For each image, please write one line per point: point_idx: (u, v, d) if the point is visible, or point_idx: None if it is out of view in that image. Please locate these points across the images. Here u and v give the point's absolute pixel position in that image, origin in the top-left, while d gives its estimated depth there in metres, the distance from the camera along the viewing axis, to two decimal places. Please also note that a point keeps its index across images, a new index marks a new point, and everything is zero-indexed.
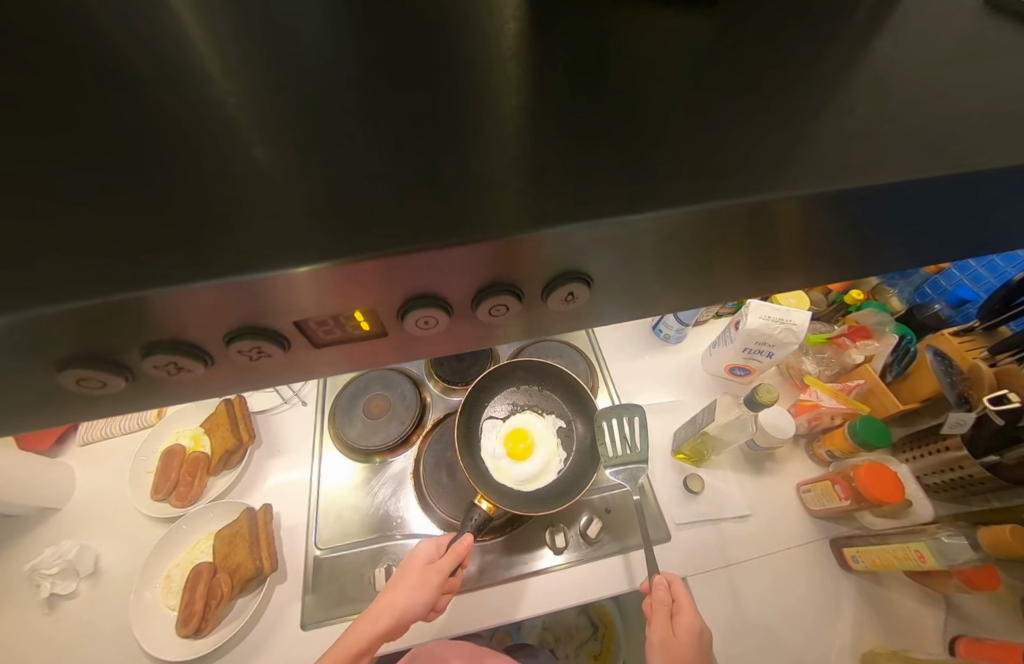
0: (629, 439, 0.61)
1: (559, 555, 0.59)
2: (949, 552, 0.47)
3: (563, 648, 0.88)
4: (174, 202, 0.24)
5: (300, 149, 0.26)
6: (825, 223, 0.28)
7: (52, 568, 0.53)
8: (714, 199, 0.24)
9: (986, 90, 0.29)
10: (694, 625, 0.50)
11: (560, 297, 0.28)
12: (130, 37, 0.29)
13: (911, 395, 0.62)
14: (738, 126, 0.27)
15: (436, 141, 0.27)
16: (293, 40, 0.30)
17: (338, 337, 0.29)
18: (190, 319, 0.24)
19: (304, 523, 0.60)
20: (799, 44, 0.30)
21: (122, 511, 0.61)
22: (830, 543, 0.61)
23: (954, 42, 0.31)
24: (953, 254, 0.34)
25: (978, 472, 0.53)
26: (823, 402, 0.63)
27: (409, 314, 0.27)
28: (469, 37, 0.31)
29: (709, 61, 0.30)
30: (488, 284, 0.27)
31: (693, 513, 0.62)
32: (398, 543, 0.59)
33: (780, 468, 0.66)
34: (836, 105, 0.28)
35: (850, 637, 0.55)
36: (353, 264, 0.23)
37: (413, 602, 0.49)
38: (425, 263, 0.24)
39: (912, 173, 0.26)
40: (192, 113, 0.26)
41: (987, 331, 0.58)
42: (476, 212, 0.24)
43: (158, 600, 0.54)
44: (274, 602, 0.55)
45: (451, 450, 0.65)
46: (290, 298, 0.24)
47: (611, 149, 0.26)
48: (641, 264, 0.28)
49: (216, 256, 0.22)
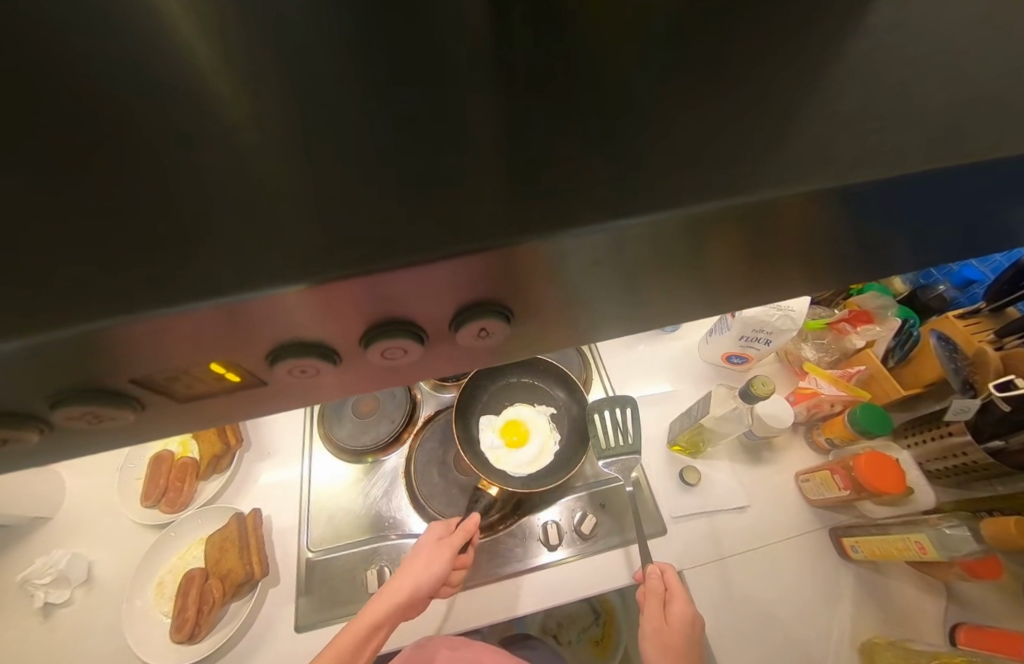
0: (624, 429, 0.60)
1: (556, 551, 0.58)
2: (949, 543, 0.46)
3: (565, 634, 0.88)
4: (118, 217, 0.21)
5: (258, 153, 0.23)
6: (831, 220, 0.25)
7: (46, 577, 0.54)
8: (713, 202, 0.22)
9: (999, 64, 0.26)
10: (687, 614, 0.49)
11: (471, 332, 0.26)
12: (64, 23, 0.26)
13: (914, 379, 0.60)
14: (741, 114, 0.24)
15: (408, 142, 0.24)
16: (235, 24, 0.27)
17: (201, 391, 0.26)
18: (151, 351, 0.22)
19: (294, 526, 0.60)
20: (792, 16, 0.28)
21: (114, 518, 0.60)
22: (830, 532, 0.60)
23: (977, 10, 0.28)
24: (968, 245, 0.31)
25: (982, 459, 0.52)
26: (822, 389, 0.62)
27: (278, 362, 0.25)
28: (444, 23, 0.28)
29: (707, 40, 0.27)
30: (372, 323, 0.24)
31: (690, 505, 0.61)
32: (393, 543, 0.58)
33: (778, 458, 0.65)
34: (850, 86, 0.25)
35: (848, 627, 0.55)
36: (344, 280, 0.21)
37: (426, 577, 0.49)
38: (414, 279, 0.22)
39: (934, 166, 0.23)
40: (137, 114, 0.24)
41: (993, 314, 0.56)
42: (458, 223, 0.22)
43: (151, 606, 0.54)
44: (267, 606, 0.55)
45: (443, 448, 0.65)
46: (243, 327, 0.22)
47: (599, 145, 0.24)
48: (629, 273, 0.25)
49: (171, 281, 0.20)
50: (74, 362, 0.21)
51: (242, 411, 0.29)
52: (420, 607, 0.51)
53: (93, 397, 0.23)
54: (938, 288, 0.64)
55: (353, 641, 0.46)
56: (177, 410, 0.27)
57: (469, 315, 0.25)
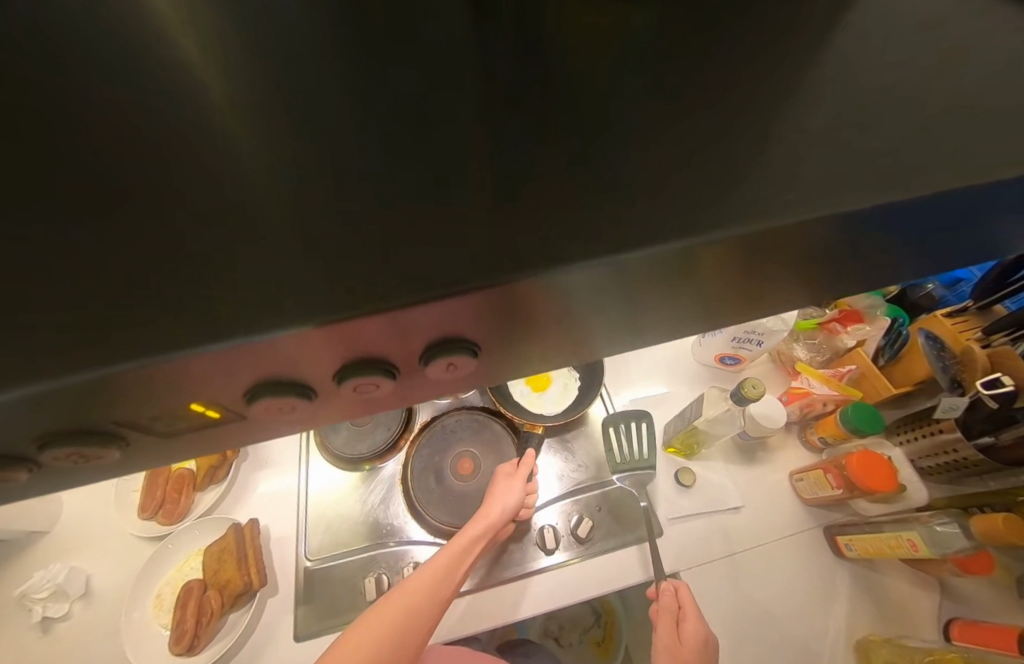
0: (636, 445, 0.62)
1: (555, 555, 0.58)
2: (940, 539, 0.47)
3: (567, 636, 0.88)
4: (111, 250, 0.22)
5: (249, 185, 0.24)
6: (810, 236, 0.26)
7: (43, 592, 0.54)
8: (689, 231, 0.23)
9: (946, 95, 0.28)
10: (699, 634, 0.49)
11: (441, 366, 0.26)
12: (68, 65, 0.27)
13: (905, 378, 0.61)
14: (715, 141, 0.26)
15: (395, 172, 0.25)
16: (225, 58, 0.28)
17: (185, 427, 0.26)
18: (134, 395, 0.22)
19: (293, 535, 0.60)
20: (756, 49, 0.29)
21: (112, 530, 0.60)
22: (825, 531, 0.60)
23: (930, 45, 0.30)
24: (946, 255, 0.32)
25: (972, 455, 0.53)
26: (815, 389, 0.62)
27: (255, 400, 0.25)
28: (432, 58, 0.30)
29: (683, 70, 0.29)
30: (346, 361, 0.24)
31: (686, 506, 0.61)
32: (390, 550, 0.58)
33: (772, 458, 0.66)
34: (806, 117, 0.27)
35: (844, 625, 0.55)
36: (342, 321, 0.21)
37: (506, 503, 0.56)
38: (416, 315, 0.22)
39: (900, 191, 0.25)
40: (134, 150, 0.25)
41: (981, 312, 0.57)
42: (445, 253, 0.23)
43: (150, 619, 0.54)
44: (267, 616, 0.55)
45: (439, 455, 0.64)
46: (236, 369, 0.22)
47: (578, 175, 0.25)
48: (621, 304, 0.27)
49: (164, 318, 0.20)
50: (69, 406, 0.21)
51: (225, 442, 0.29)
52: (502, 533, 0.58)
53: (95, 436, 0.24)
54: (926, 287, 0.64)
55: (450, 558, 0.52)
56: (167, 443, 0.27)
57: (445, 350, 0.25)
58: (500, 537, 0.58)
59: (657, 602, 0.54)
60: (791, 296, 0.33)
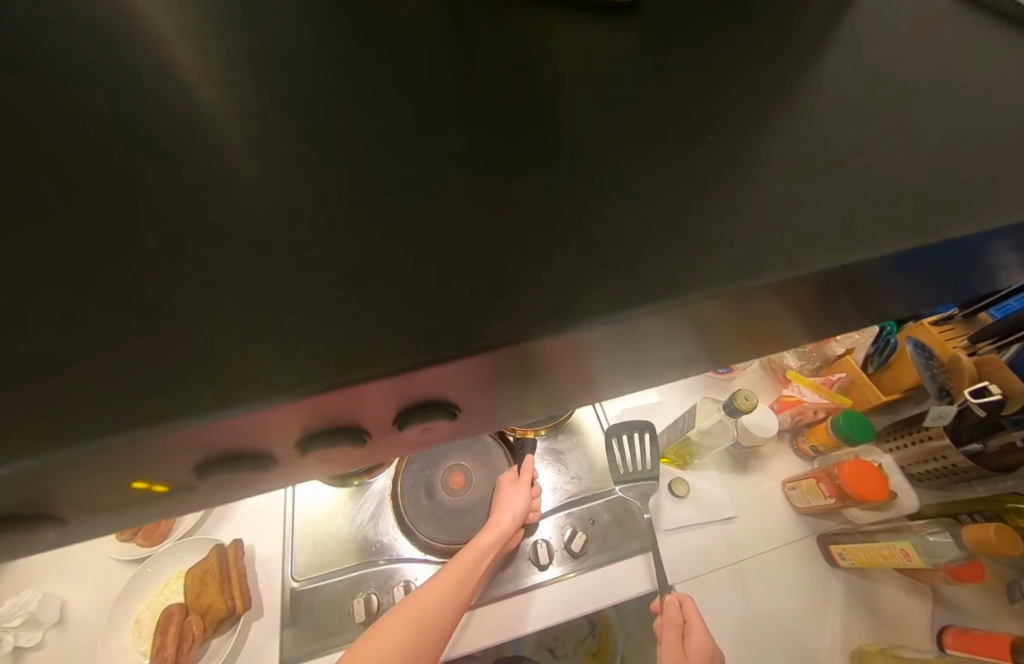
0: (639, 458, 0.61)
1: (549, 569, 0.57)
2: (933, 549, 0.47)
3: (562, 646, 0.87)
4: (82, 290, 0.21)
5: (235, 211, 0.23)
6: (808, 285, 0.25)
7: (14, 620, 0.51)
8: (680, 267, 0.23)
9: (934, 123, 0.28)
10: (705, 646, 0.49)
11: (417, 427, 0.26)
12: (36, 86, 0.26)
13: (895, 385, 0.60)
14: (703, 172, 0.26)
15: (383, 201, 0.24)
16: (214, 73, 0.28)
17: (125, 500, 0.25)
18: (75, 481, 0.21)
19: (280, 555, 0.58)
20: (744, 76, 0.30)
21: (89, 553, 0.58)
22: (818, 539, 0.60)
23: (909, 73, 0.30)
24: (937, 283, 0.32)
25: (961, 462, 0.53)
26: (805, 397, 0.63)
27: (209, 474, 0.24)
28: (419, 83, 0.29)
29: (671, 97, 0.29)
30: (309, 434, 0.24)
31: (681, 517, 0.61)
32: (381, 569, 0.57)
33: (764, 466, 0.66)
34: (796, 143, 0.27)
35: (839, 635, 0.55)
36: (330, 392, 0.20)
37: (515, 506, 0.57)
38: (399, 385, 0.22)
39: (888, 228, 0.25)
40: (107, 182, 0.23)
41: (967, 320, 0.58)
42: (437, 292, 0.22)
43: (128, 646, 0.52)
44: (252, 639, 0.53)
45: (429, 469, 0.62)
46: (199, 443, 0.21)
47: (571, 207, 0.25)
48: (623, 349, 0.27)
49: (143, 370, 0.19)
50: (32, 480, 0.19)
51: (194, 500, 0.28)
52: (515, 543, 0.57)
53: (63, 500, 0.22)
54: None
55: (462, 571, 0.51)
56: (139, 501, 0.26)
57: (425, 415, 0.25)
58: (511, 545, 0.57)
59: (661, 615, 0.54)
60: (788, 325, 0.33)
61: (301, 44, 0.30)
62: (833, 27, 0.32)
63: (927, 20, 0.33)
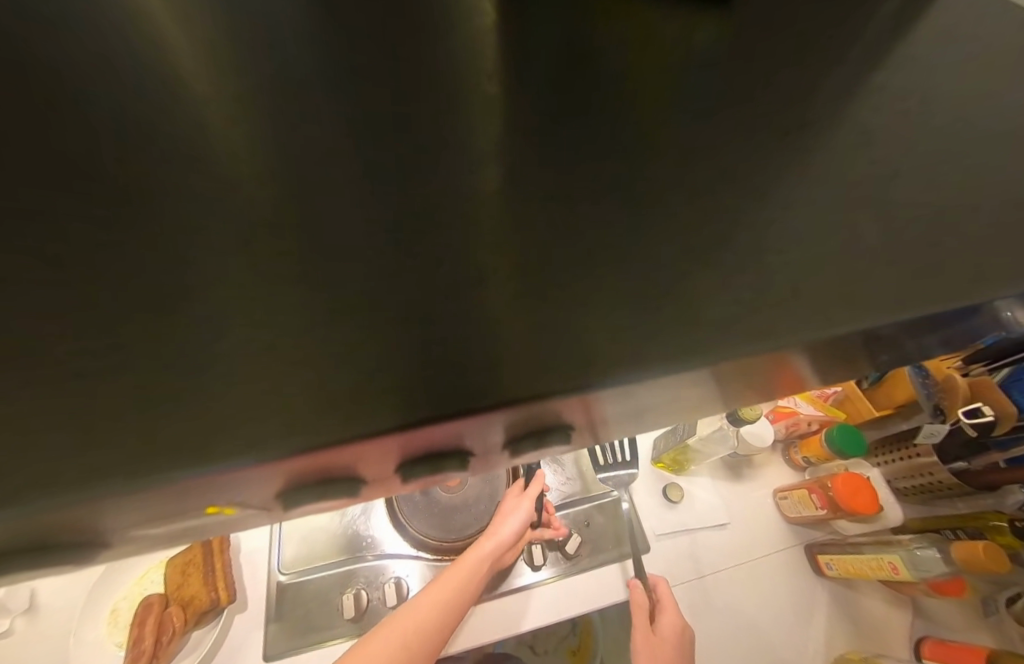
0: (617, 447, 0.62)
1: (540, 571, 0.56)
2: (920, 562, 0.49)
3: (541, 643, 0.86)
4: (106, 298, 0.20)
5: (275, 203, 0.23)
6: (851, 336, 0.24)
7: None
8: (722, 306, 0.22)
9: (971, 164, 0.28)
10: (675, 625, 0.51)
11: (534, 446, 0.26)
12: (67, 75, 0.25)
13: (887, 402, 0.60)
14: (745, 196, 0.25)
15: (421, 205, 0.23)
16: (266, 61, 0.28)
17: (147, 527, 0.24)
18: (127, 512, 0.20)
19: (266, 546, 0.57)
20: (786, 95, 0.30)
21: None
22: (806, 548, 0.61)
23: (944, 105, 0.30)
24: (963, 335, 0.32)
25: (948, 479, 0.56)
26: (800, 410, 0.64)
27: (294, 499, 0.24)
28: (455, 81, 0.29)
29: (711, 112, 0.29)
30: (412, 457, 0.23)
31: (672, 523, 0.61)
32: (369, 564, 0.56)
33: (758, 475, 0.67)
34: (836, 171, 0.27)
35: (822, 642, 0.56)
36: (455, 423, 0.20)
37: (512, 523, 0.55)
38: (526, 410, 0.21)
39: (924, 277, 0.25)
40: (137, 175, 0.23)
41: None
42: (470, 311, 0.21)
43: (104, 638, 0.50)
44: (233, 633, 0.52)
45: None
46: (274, 472, 0.19)
47: (612, 229, 0.24)
48: (657, 392, 0.26)
49: (160, 392, 0.18)
50: (14, 527, 0.17)
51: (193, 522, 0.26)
52: (508, 562, 0.55)
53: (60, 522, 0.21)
54: None
55: (457, 579, 0.50)
56: (121, 531, 0.24)
57: (534, 439, 0.26)
58: (503, 561, 0.55)
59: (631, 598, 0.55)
60: (814, 373, 0.32)
61: (336, 43, 0.30)
62: (878, 52, 0.32)
63: (967, 52, 0.33)
